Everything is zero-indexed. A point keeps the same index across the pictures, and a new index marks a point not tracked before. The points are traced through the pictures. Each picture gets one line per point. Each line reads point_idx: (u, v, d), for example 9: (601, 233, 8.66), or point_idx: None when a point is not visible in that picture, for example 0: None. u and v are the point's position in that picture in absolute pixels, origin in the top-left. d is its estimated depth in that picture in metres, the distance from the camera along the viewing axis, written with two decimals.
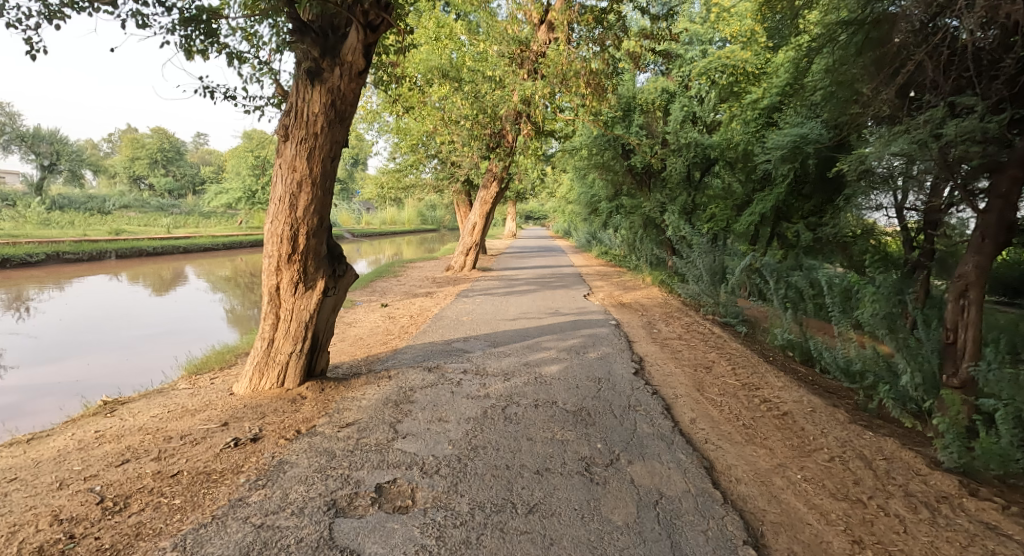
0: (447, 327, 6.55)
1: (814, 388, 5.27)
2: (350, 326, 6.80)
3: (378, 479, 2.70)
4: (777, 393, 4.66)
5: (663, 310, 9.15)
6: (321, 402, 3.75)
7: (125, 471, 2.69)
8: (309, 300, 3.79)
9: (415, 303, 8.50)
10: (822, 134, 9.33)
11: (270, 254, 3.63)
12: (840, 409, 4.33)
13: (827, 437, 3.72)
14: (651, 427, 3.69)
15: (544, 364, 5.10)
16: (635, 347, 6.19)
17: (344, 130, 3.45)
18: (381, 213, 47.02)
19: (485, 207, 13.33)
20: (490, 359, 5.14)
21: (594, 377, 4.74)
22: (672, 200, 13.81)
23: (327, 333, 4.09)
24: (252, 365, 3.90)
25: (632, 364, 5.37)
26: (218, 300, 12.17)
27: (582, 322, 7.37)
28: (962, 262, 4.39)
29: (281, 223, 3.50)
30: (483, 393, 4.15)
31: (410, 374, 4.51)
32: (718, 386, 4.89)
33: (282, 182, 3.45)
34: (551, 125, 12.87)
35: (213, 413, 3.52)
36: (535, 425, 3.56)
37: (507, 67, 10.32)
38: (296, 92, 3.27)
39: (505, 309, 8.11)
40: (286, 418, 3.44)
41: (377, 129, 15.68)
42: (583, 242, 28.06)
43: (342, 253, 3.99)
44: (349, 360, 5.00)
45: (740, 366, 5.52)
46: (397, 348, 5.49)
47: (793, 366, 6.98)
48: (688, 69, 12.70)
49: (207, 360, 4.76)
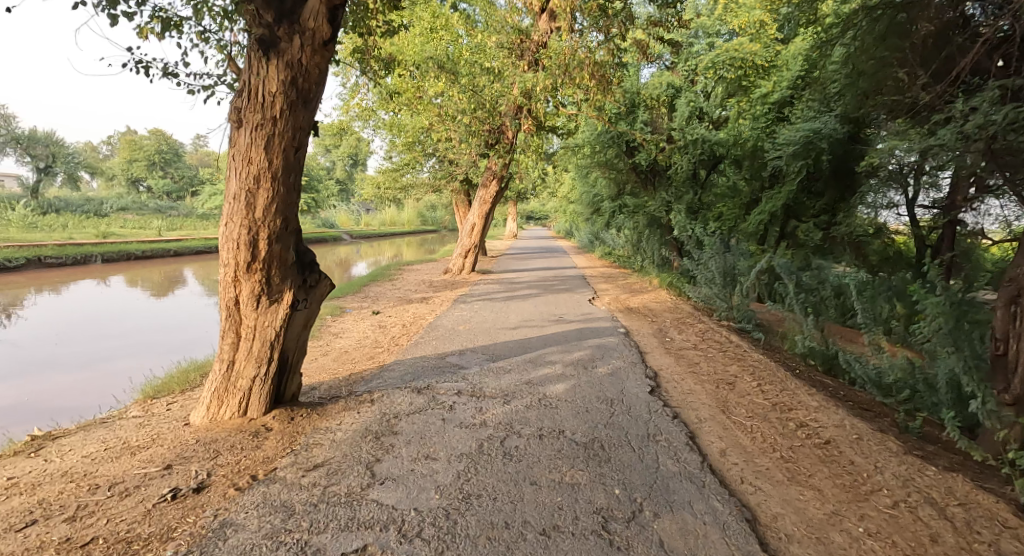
0: (441, 338, 5.98)
1: (850, 406, 4.70)
2: (335, 337, 6.24)
3: (343, 548, 2.15)
4: (814, 416, 4.09)
5: (674, 315, 8.59)
6: (287, 436, 3.18)
7: (23, 540, 2.14)
8: (275, 315, 3.25)
9: (408, 310, 7.94)
10: (836, 129, 8.79)
11: (226, 262, 3.09)
12: (889, 435, 3.76)
13: (883, 473, 3.15)
14: (676, 464, 3.12)
15: (548, 383, 4.54)
16: (647, 359, 5.63)
17: (310, 114, 2.91)
18: (381, 215, 46.51)
19: (485, 206, 12.73)
20: (487, 377, 4.57)
21: (605, 398, 4.19)
22: (678, 198, 13.20)
23: (297, 352, 3.54)
24: (209, 392, 3.36)
25: (646, 380, 4.81)
26: (211, 304, 11.74)
27: (588, 331, 6.80)
28: (1014, 262, 3.72)
29: (237, 225, 2.95)
30: (479, 421, 3.60)
31: (396, 397, 3.95)
32: (746, 407, 4.32)
33: (235, 177, 2.90)
34: (552, 120, 12.32)
35: (157, 452, 2.97)
36: (540, 464, 3.01)
37: (507, 58, 9.77)
38: (249, 68, 2.72)
39: (505, 316, 7.55)
40: (242, 457, 2.89)
41: (373, 127, 15.14)
42: (586, 243, 27.53)
43: (314, 260, 3.45)
44: (328, 379, 4.44)
45: (766, 381, 4.95)
46: (385, 364, 4.93)
47: (818, 378, 6.40)
48: (694, 62, 12.17)
49: (169, 382, 4.21)
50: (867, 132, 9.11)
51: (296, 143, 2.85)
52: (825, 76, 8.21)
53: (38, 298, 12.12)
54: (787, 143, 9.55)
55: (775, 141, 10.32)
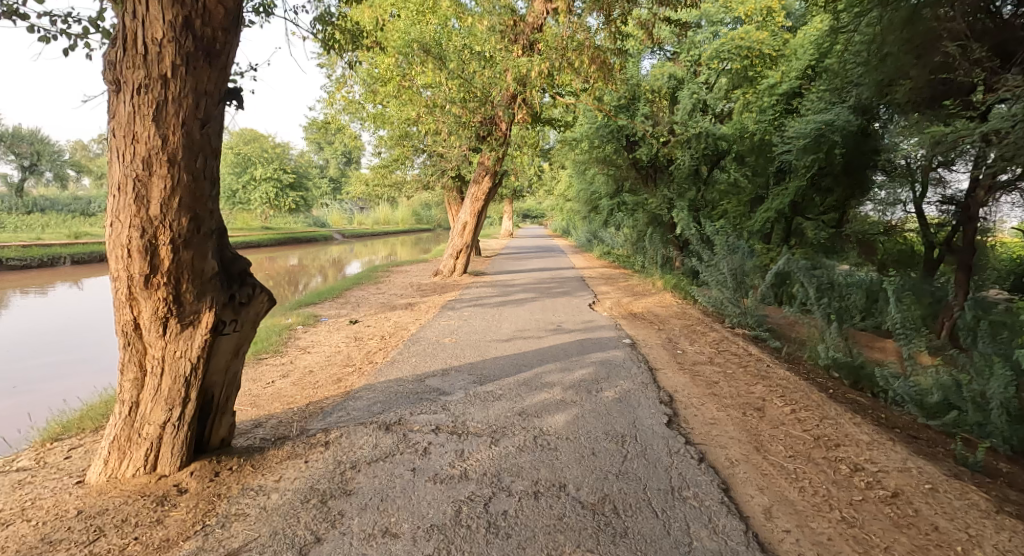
0: (421, 354, 5.22)
1: (901, 435, 4.00)
2: (302, 352, 5.46)
3: None
4: (868, 455, 3.36)
5: (682, 322, 7.86)
6: (202, 503, 2.42)
7: None
8: (190, 342, 2.49)
9: (390, 319, 7.14)
10: (849, 121, 8.20)
11: (115, 274, 2.32)
12: (965, 482, 3.05)
13: (981, 545, 2.41)
14: (713, 538, 2.38)
15: (546, 413, 3.79)
16: (658, 378, 4.91)
17: (223, 72, 2.21)
18: (375, 214, 45.81)
19: (477, 204, 11.90)
20: (471, 407, 3.82)
21: (614, 435, 3.45)
22: (680, 195, 12.32)
23: (228, 386, 2.79)
24: (108, 442, 2.58)
25: (660, 407, 4.07)
26: None
27: (588, 343, 6.04)
28: None
29: (127, 226, 2.20)
30: (458, 472, 2.86)
31: (355, 439, 3.20)
32: (783, 442, 3.60)
33: (118, 160, 2.14)
34: (546, 111, 11.60)
35: (19, 531, 2.19)
36: (535, 542, 2.26)
37: (499, 42, 9.12)
38: (126, 8, 2.00)
39: (497, 325, 6.80)
40: (131, 542, 2.12)
41: (360, 120, 14.33)
42: (583, 243, 26.81)
43: (245, 271, 2.70)
44: (280, 411, 3.68)
45: (800, 406, 4.23)
46: (351, 389, 4.17)
47: (849, 393, 5.70)
48: (697, 52, 11.52)
49: (80, 419, 3.44)
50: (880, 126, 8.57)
51: (197, 112, 2.11)
52: (848, 60, 7.78)
53: (12, 299, 11.43)
54: (796, 136, 8.86)
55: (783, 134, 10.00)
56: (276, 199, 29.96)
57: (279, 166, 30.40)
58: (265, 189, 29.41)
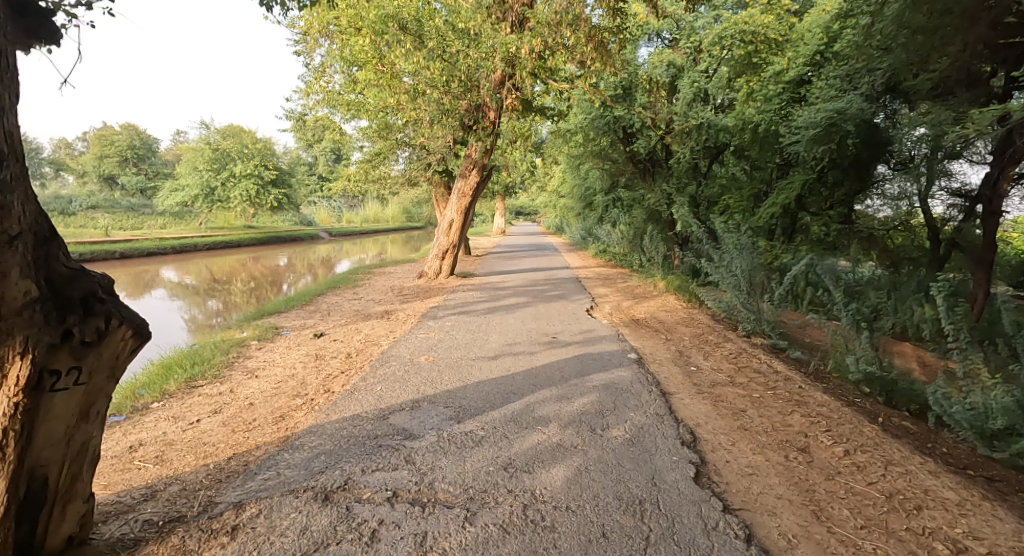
0: (389, 380, 4.33)
1: (981, 486, 3.18)
2: (248, 378, 4.54)
3: None
4: (964, 526, 2.53)
5: (692, 331, 7.03)
6: None
7: None
8: None
9: (361, 332, 6.23)
10: (864, 109, 7.25)
11: None
12: None
13: None
14: None
15: (539, 466, 2.93)
16: (674, 407, 4.08)
17: None
18: (363, 211, 44.60)
19: (463, 200, 10.97)
20: (443, 459, 2.96)
21: (631, 502, 2.59)
22: (680, 190, 11.49)
23: (73, 461, 1.89)
24: None
25: (683, 453, 3.23)
26: (177, 310, 10.86)
27: (588, 360, 5.20)
28: None
29: None
30: None
31: (277, 520, 2.32)
32: (845, 502, 2.77)
33: None
34: (538, 96, 10.72)
35: None
36: None
37: (485, 19, 8.27)
38: None
39: (484, 338, 5.94)
40: None
41: (339, 111, 13.35)
42: (577, 240, 25.92)
43: (97, 295, 1.84)
44: (190, 470, 2.80)
45: (856, 447, 3.41)
46: (292, 434, 3.28)
47: (889, 414, 4.91)
48: (697, 39, 10.55)
49: None
50: (885, 117, 7.73)
51: None
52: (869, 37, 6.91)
53: None
54: (804, 127, 7.95)
55: (791, 124, 8.76)
56: (258, 197, 28.71)
57: (261, 163, 29.12)
58: (245, 185, 28.11)
